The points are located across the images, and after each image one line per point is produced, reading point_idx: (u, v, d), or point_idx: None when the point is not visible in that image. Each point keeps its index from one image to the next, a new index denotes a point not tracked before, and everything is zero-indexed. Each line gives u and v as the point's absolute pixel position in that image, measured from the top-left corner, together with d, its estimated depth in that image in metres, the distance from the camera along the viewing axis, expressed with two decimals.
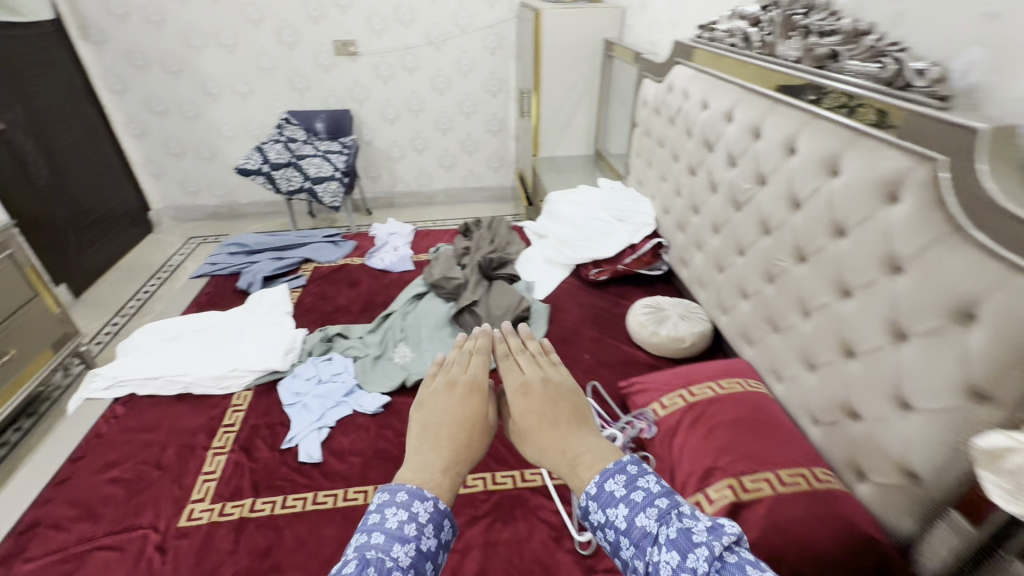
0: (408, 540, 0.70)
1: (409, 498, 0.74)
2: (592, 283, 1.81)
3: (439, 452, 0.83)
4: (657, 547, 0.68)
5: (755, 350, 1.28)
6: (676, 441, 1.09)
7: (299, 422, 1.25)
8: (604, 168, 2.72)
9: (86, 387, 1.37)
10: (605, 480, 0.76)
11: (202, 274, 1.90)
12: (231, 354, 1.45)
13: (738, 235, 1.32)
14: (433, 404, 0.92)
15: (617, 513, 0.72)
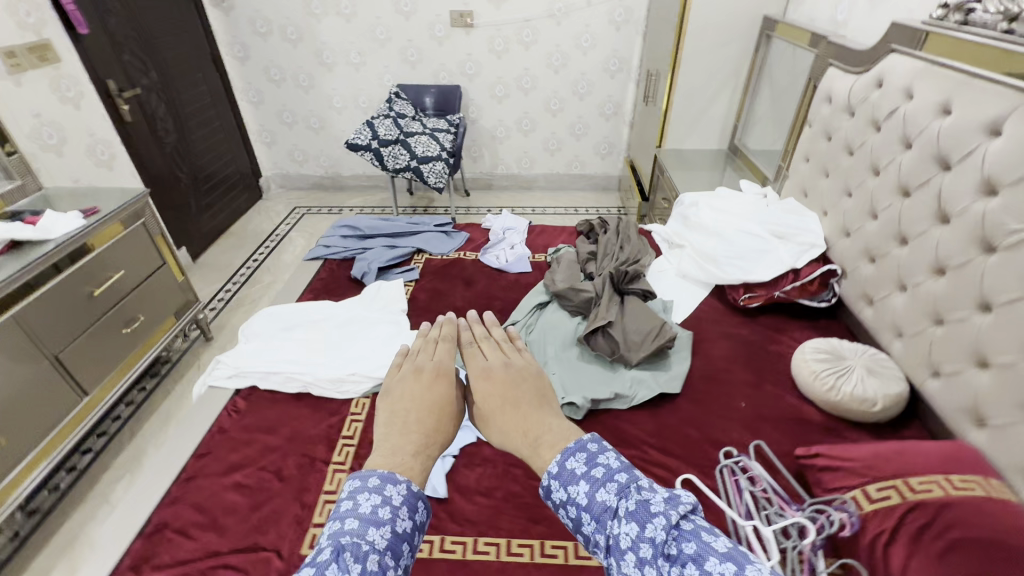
0: (382, 523, 0.79)
1: (381, 483, 0.83)
2: (739, 308, 1.57)
3: (411, 434, 0.97)
4: (617, 519, 0.77)
5: (991, 436, 0.99)
6: (894, 553, 0.84)
7: None
8: (741, 167, 2.39)
9: (211, 374, 1.35)
10: (565, 459, 0.86)
11: (317, 256, 1.85)
12: (349, 355, 1.37)
13: (982, 285, 1.01)
14: (402, 391, 1.09)
15: (579, 490, 0.82)
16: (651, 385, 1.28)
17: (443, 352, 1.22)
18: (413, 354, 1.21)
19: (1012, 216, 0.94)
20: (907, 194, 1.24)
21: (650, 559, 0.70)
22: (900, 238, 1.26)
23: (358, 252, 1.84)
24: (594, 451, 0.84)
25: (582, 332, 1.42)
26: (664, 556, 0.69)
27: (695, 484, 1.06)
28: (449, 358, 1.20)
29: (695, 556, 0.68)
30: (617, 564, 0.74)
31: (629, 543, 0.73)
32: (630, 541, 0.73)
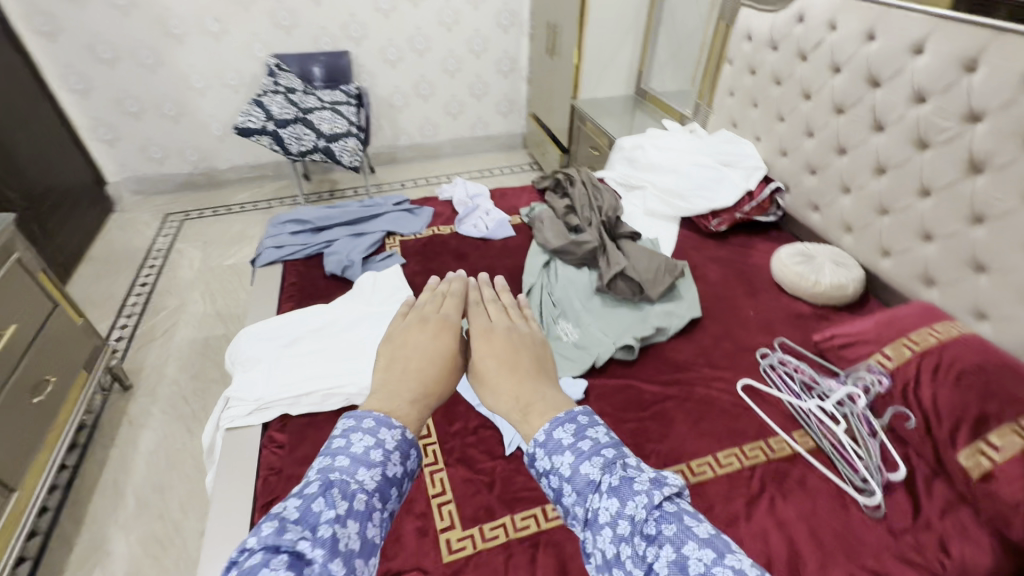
0: (374, 464, 0.71)
1: (375, 427, 0.74)
2: (710, 233, 1.76)
3: (408, 381, 0.84)
4: (599, 495, 0.66)
5: (942, 292, 1.29)
6: (924, 391, 1.06)
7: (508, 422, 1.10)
8: (652, 109, 2.58)
9: (223, 414, 1.12)
10: (553, 429, 0.73)
11: (276, 258, 1.60)
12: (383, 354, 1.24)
13: (923, 176, 1.27)
14: (408, 341, 0.94)
15: (562, 461, 0.70)
16: (680, 315, 1.39)
17: (453, 306, 1.07)
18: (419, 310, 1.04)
19: (944, 117, 1.20)
20: (841, 111, 1.48)
21: (627, 538, 0.62)
22: (838, 149, 1.51)
23: (324, 245, 1.64)
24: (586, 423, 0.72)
25: (600, 280, 1.46)
26: (642, 535, 0.61)
27: (753, 386, 1.22)
28: (456, 311, 1.05)
29: (675, 538, 0.60)
30: (592, 541, 0.65)
31: (609, 519, 0.64)
32: (609, 519, 0.64)
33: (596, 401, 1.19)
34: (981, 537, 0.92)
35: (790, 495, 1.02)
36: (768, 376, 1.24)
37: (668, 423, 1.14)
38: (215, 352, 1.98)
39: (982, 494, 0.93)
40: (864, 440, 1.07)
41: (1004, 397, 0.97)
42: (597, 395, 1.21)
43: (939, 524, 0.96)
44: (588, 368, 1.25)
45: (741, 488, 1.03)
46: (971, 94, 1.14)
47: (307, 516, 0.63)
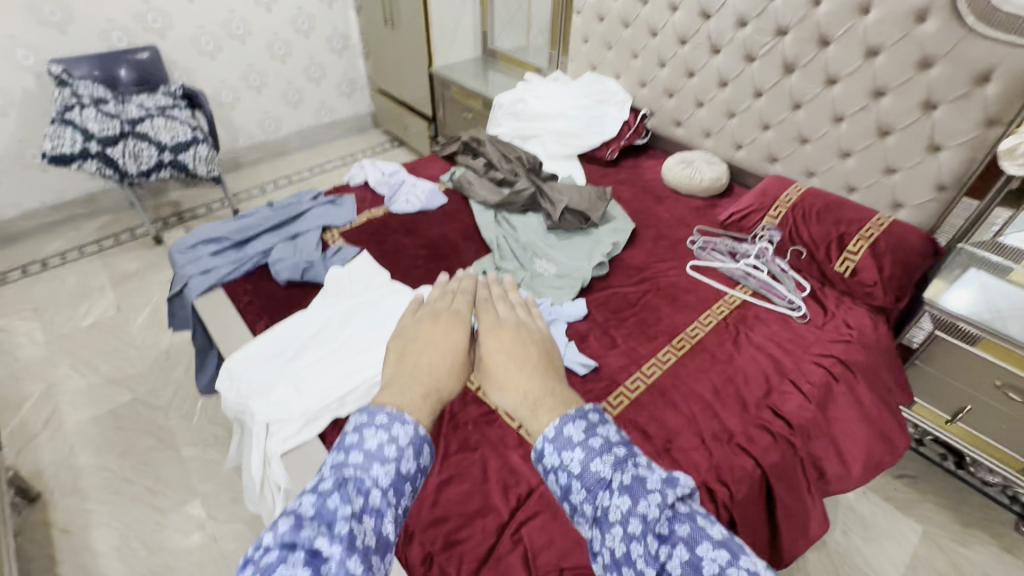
0: (386, 460, 0.65)
1: (386, 421, 0.68)
2: (607, 161, 2.05)
3: (418, 373, 0.81)
4: (609, 492, 0.64)
5: (783, 164, 1.77)
6: (803, 231, 1.52)
7: None
8: (505, 66, 2.75)
9: (272, 440, 1.05)
10: (563, 424, 0.71)
11: (215, 284, 1.42)
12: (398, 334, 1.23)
13: (756, 81, 1.70)
14: (422, 336, 0.90)
15: (572, 457, 0.67)
16: (623, 228, 1.65)
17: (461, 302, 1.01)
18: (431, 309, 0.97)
19: (762, 34, 1.62)
20: (683, 42, 1.85)
21: (639, 538, 0.59)
22: (688, 73, 1.90)
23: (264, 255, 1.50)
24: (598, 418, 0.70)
25: (551, 219, 1.64)
26: (656, 535, 0.58)
27: (697, 264, 1.54)
28: (465, 308, 0.99)
29: (688, 539, 0.58)
30: (601, 538, 0.62)
31: (620, 518, 0.61)
32: (620, 517, 0.61)
33: (597, 311, 1.39)
34: (859, 310, 1.40)
35: (754, 328, 1.36)
36: (702, 254, 1.57)
37: (657, 309, 1.40)
38: (132, 423, 1.65)
39: (855, 284, 1.41)
40: (782, 276, 1.46)
41: (847, 222, 1.49)
42: (595, 307, 1.40)
43: (840, 311, 1.40)
44: (580, 289, 1.43)
45: (724, 334, 1.33)
46: (777, 15, 1.57)
47: (322, 511, 0.57)
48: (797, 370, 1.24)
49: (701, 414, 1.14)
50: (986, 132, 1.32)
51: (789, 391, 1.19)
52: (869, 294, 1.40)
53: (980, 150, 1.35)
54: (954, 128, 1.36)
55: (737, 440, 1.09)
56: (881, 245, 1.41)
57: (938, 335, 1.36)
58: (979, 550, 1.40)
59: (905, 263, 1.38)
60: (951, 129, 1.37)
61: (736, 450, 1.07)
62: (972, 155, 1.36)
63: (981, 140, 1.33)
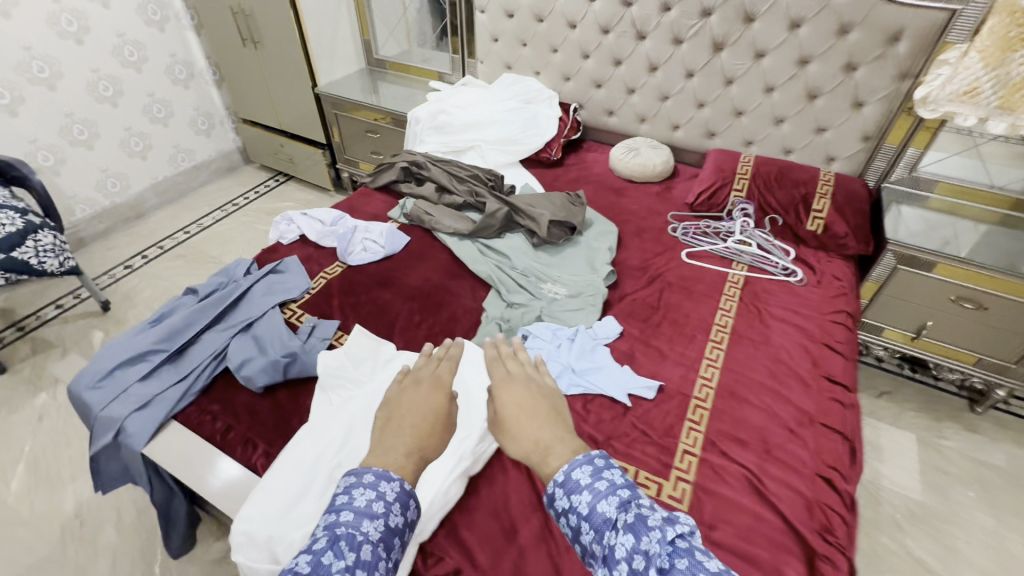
0: (376, 516, 0.64)
1: (374, 479, 0.68)
2: (552, 162, 1.96)
3: (400, 433, 0.77)
4: (615, 532, 0.58)
5: (722, 138, 1.85)
6: (771, 199, 1.60)
7: (608, 380, 1.15)
8: (397, 77, 2.50)
9: None
10: (571, 468, 0.65)
11: (165, 411, 1.08)
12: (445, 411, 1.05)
13: (687, 62, 1.75)
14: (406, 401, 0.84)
15: (580, 497, 0.62)
16: (607, 230, 1.59)
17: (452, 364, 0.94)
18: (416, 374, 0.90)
19: (688, 17, 1.66)
20: (606, 32, 1.83)
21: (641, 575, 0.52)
22: (614, 62, 1.88)
23: (219, 356, 1.18)
24: (604, 459, 0.65)
25: (537, 235, 1.52)
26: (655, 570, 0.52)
27: (691, 251, 1.55)
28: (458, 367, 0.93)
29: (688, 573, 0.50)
30: None
31: (624, 556, 0.55)
32: (625, 554, 0.55)
33: (627, 324, 1.31)
34: (839, 261, 1.52)
35: (768, 301, 1.40)
36: (690, 239, 1.58)
37: (679, 306, 1.37)
38: None
39: (829, 239, 1.53)
40: (769, 245, 1.53)
41: (804, 183, 1.60)
42: (623, 320, 1.32)
43: (825, 267, 1.50)
44: (602, 305, 1.34)
45: (749, 314, 1.35)
46: None
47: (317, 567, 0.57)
48: (826, 333, 1.31)
49: (776, 404, 1.13)
50: (900, 85, 1.51)
51: (830, 355, 1.24)
52: (842, 246, 1.52)
53: (897, 101, 1.53)
54: (874, 84, 1.53)
55: (818, 419, 1.10)
56: (838, 199, 1.55)
57: (900, 268, 1.53)
58: (957, 438, 1.63)
59: (860, 212, 1.53)
60: (871, 86, 1.54)
61: (821, 429, 1.08)
62: (890, 106, 1.55)
63: (896, 92, 1.52)
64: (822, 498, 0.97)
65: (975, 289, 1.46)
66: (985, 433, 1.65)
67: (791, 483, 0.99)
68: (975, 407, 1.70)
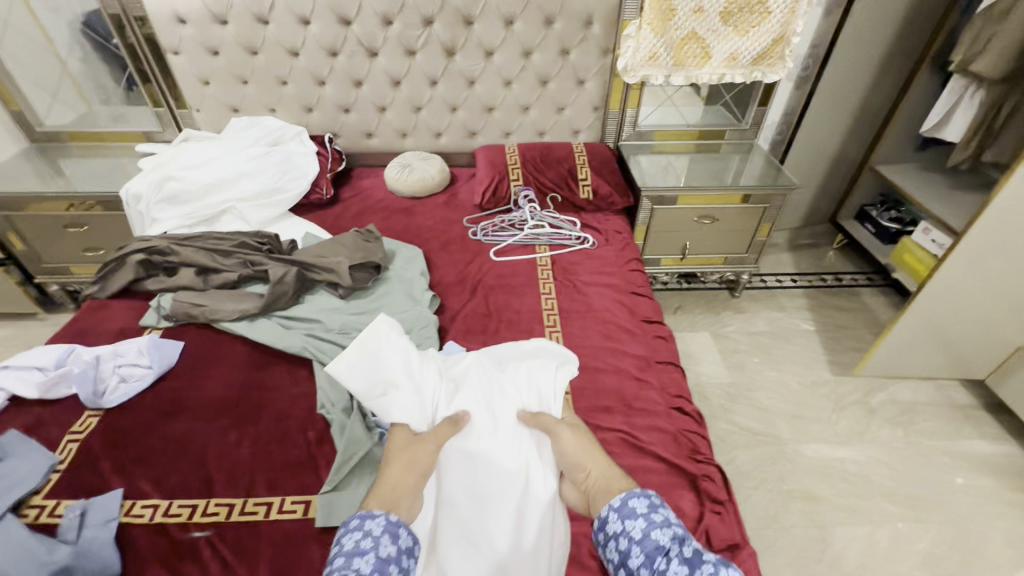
0: (365, 553, 0.67)
1: (381, 530, 0.72)
2: (328, 201, 1.80)
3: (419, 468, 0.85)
4: (666, 559, 0.68)
5: (482, 134, 1.93)
6: (544, 179, 1.74)
7: (495, 377, 1.10)
8: (84, 149, 1.97)
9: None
10: (627, 497, 0.77)
11: None
12: (499, 405, 1.05)
13: (427, 70, 1.74)
14: (406, 451, 0.89)
15: (635, 526, 0.72)
16: (412, 255, 1.52)
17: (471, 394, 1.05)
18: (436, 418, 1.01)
19: (412, 27, 1.65)
20: (334, 54, 1.71)
21: None
22: (354, 83, 1.78)
23: None
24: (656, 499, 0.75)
25: (342, 285, 1.37)
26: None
27: (498, 248, 1.59)
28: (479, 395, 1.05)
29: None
30: None
31: None
32: None
33: (469, 343, 1.28)
34: (613, 217, 1.74)
35: (577, 271, 1.52)
36: (493, 238, 1.62)
37: (508, 305, 1.40)
38: None
39: (600, 201, 1.74)
40: (558, 222, 1.66)
41: (565, 159, 1.77)
42: (464, 342, 1.28)
43: (607, 225, 1.71)
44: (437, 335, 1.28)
45: (567, 289, 1.45)
46: (418, 7, 1.61)
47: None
48: (628, 282, 1.49)
49: (620, 362, 1.24)
50: (605, 60, 1.76)
51: (639, 300, 1.43)
52: (611, 203, 1.75)
53: (608, 73, 1.79)
54: (587, 64, 1.76)
55: (652, 360, 1.25)
56: (594, 165, 1.76)
57: (656, 208, 1.83)
58: (732, 320, 2.08)
59: (614, 171, 1.78)
60: (585, 66, 1.76)
61: (658, 367, 1.24)
62: (604, 78, 1.81)
63: (605, 67, 1.78)
64: (683, 426, 1.11)
65: (708, 207, 1.84)
66: (744, 310, 2.13)
67: (657, 425, 1.10)
68: (734, 292, 2.17)
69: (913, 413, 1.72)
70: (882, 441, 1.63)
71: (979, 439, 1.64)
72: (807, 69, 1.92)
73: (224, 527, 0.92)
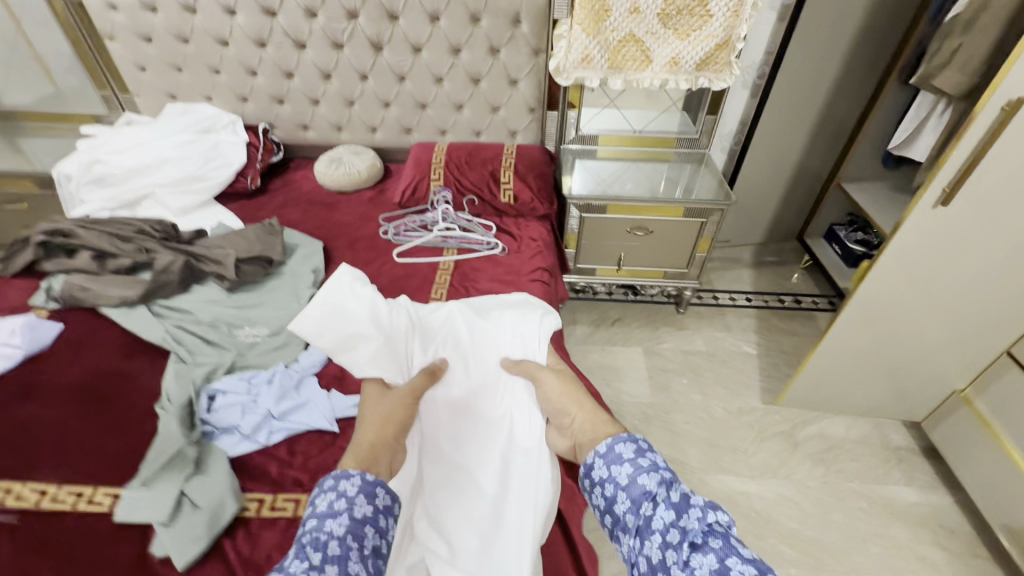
0: (337, 514, 0.72)
1: (356, 490, 0.76)
2: (255, 191, 1.80)
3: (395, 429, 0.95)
4: (654, 503, 0.73)
5: (417, 131, 1.90)
6: (464, 182, 1.69)
7: (466, 329, 1.22)
8: (40, 128, 2.04)
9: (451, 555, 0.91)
10: (613, 443, 0.83)
11: None
12: (480, 358, 1.17)
13: (356, 65, 1.72)
14: (381, 409, 1.00)
15: (621, 471, 0.78)
16: (312, 252, 1.50)
17: (448, 350, 1.18)
18: (411, 370, 1.15)
19: (335, 20, 1.63)
20: (262, 45, 1.71)
21: (675, 545, 0.67)
22: (285, 75, 1.78)
23: None
24: (645, 445, 0.81)
25: (227, 278, 1.36)
26: (689, 545, 0.67)
27: (404, 249, 1.56)
28: (460, 352, 1.18)
29: (721, 551, 0.65)
30: (640, 544, 0.71)
31: (662, 526, 0.70)
32: (663, 526, 0.70)
33: None
34: (534, 224, 1.69)
35: (477, 278, 1.48)
36: (402, 239, 1.59)
37: None
38: None
39: (521, 206, 1.69)
40: (471, 226, 1.63)
41: (490, 160, 1.71)
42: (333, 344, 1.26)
43: (524, 232, 1.65)
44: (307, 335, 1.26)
45: (459, 295, 1.41)
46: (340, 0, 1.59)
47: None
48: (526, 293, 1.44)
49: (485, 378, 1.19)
50: (537, 61, 1.70)
51: None
52: (533, 209, 1.70)
53: (541, 74, 1.73)
54: (518, 64, 1.70)
55: None
56: (519, 168, 1.70)
57: (585, 217, 1.76)
58: (670, 337, 1.98)
59: (540, 174, 1.72)
60: (516, 65, 1.70)
61: None
62: (537, 79, 1.74)
63: (538, 67, 1.71)
64: None
65: (642, 219, 1.75)
66: (686, 326, 2.03)
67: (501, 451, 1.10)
68: (678, 307, 2.07)
69: (838, 450, 1.61)
70: (796, 479, 1.53)
71: (905, 485, 1.52)
72: (761, 78, 1.80)
73: (32, 512, 0.93)
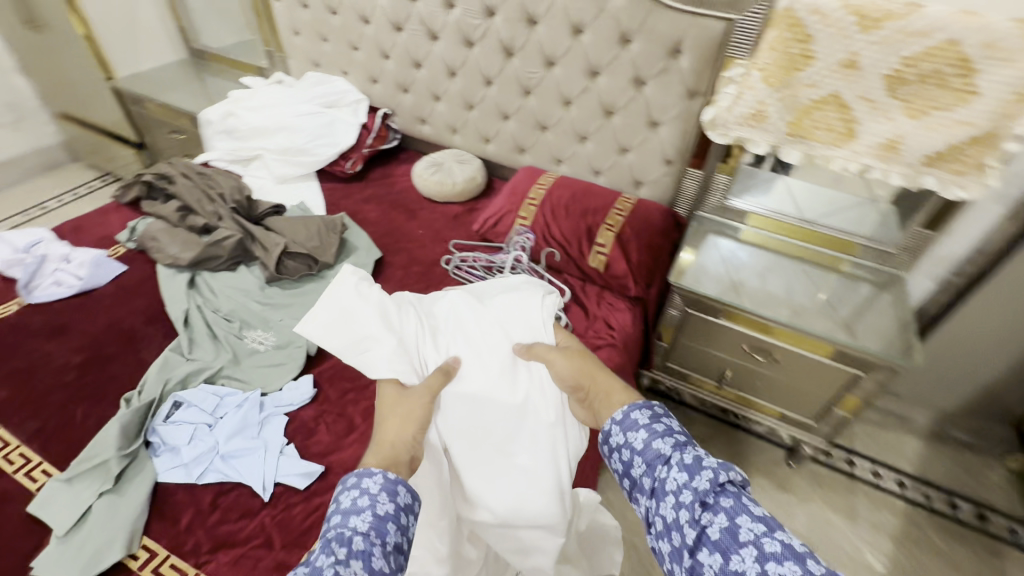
0: (360, 510, 0.60)
1: (378, 488, 0.64)
2: (352, 176, 1.73)
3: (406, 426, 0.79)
4: (667, 465, 0.65)
5: (531, 154, 1.65)
6: (554, 230, 1.41)
7: (476, 324, 1.04)
8: (220, 69, 2.24)
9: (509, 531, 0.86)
10: (629, 409, 0.75)
11: None
12: (489, 350, 0.99)
13: (482, 68, 1.52)
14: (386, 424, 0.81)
15: (636, 436, 0.71)
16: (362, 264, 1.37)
17: (459, 346, 1.01)
18: (427, 370, 0.97)
19: (471, 15, 1.44)
20: (399, 29, 1.60)
21: (687, 506, 0.60)
22: (414, 64, 1.66)
23: None
24: (663, 410, 0.74)
25: (268, 269, 1.28)
26: (701, 504, 0.60)
27: None
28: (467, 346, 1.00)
29: (731, 510, 0.58)
30: (655, 509, 0.64)
31: (675, 488, 0.63)
32: (675, 487, 0.63)
33: (329, 384, 1.09)
34: (619, 306, 1.34)
35: None
36: (460, 277, 1.38)
37: None
38: None
39: (611, 279, 1.35)
40: None
41: (593, 213, 1.40)
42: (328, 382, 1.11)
43: (603, 312, 1.33)
44: (304, 362, 1.12)
45: None
46: None
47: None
48: None
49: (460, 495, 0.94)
50: (690, 105, 1.31)
51: None
52: (623, 286, 1.34)
53: (691, 121, 1.34)
54: (665, 104, 1.34)
55: None
56: (624, 232, 1.36)
57: (689, 312, 1.35)
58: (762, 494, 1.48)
59: (647, 245, 1.35)
60: (661, 106, 1.34)
61: None
62: (685, 127, 1.36)
63: (689, 114, 1.33)
64: None
65: (768, 342, 1.28)
66: (792, 488, 1.50)
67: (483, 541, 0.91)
68: (790, 460, 1.55)
69: None
70: None
71: None
72: None
73: None
